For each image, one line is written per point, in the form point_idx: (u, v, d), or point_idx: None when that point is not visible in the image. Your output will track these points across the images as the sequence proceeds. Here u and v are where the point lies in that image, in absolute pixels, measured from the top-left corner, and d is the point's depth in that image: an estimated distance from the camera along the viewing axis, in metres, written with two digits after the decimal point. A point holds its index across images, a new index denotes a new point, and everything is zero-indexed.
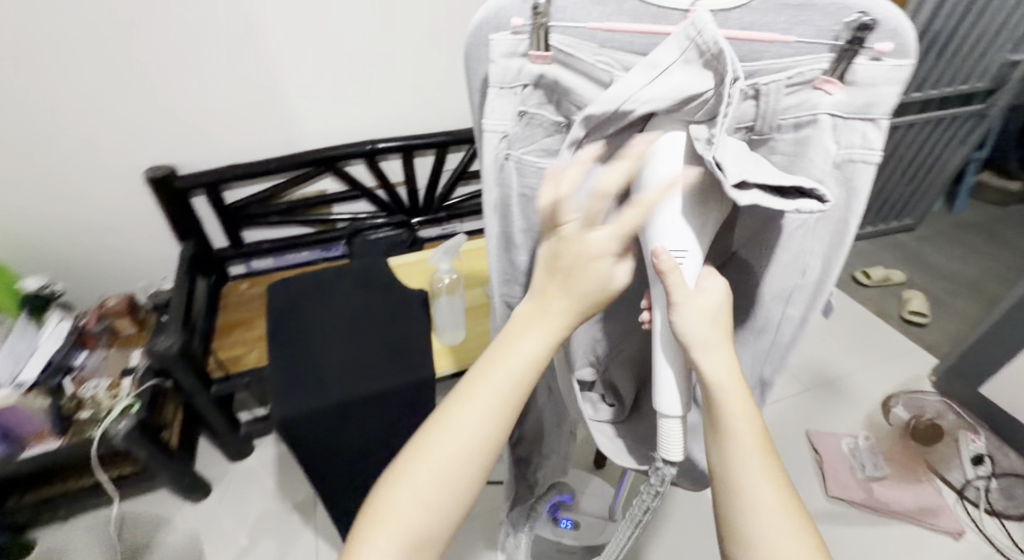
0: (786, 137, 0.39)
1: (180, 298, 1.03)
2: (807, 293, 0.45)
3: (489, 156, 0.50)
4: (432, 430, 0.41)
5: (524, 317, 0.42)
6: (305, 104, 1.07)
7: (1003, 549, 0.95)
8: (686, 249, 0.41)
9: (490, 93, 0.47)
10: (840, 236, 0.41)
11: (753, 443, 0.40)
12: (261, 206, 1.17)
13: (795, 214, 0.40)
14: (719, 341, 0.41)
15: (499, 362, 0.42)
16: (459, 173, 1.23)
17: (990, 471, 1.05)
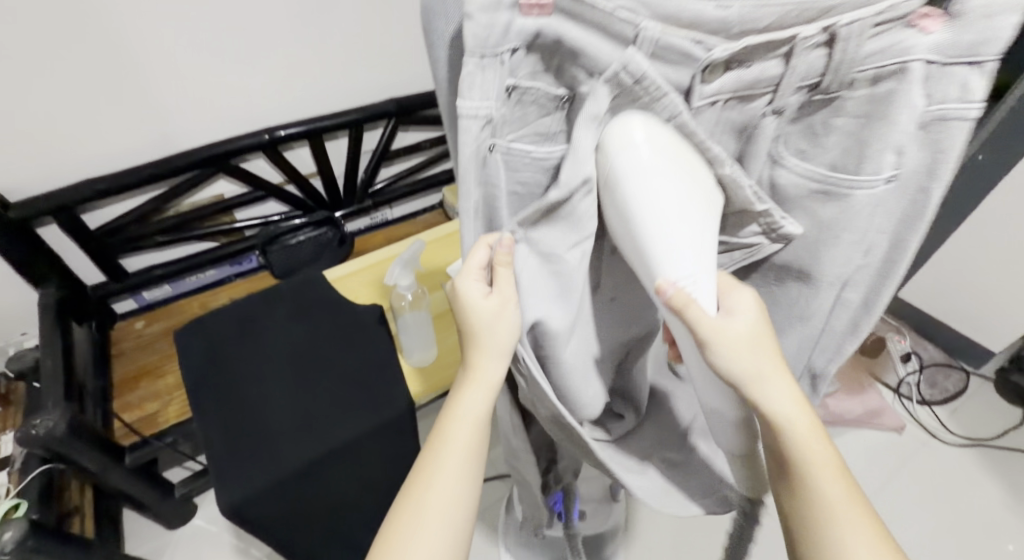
0: (861, 96, 0.33)
1: (57, 359, 0.82)
2: (870, 270, 0.42)
3: (469, 152, 0.33)
4: (410, 502, 0.42)
5: (474, 369, 0.43)
6: (176, 94, 0.86)
7: (934, 433, 1.13)
8: (694, 272, 0.35)
9: (464, 64, 0.29)
10: (917, 207, 0.37)
11: (836, 488, 0.38)
12: (137, 226, 0.96)
13: (868, 189, 0.36)
14: (772, 373, 0.37)
15: (449, 426, 0.43)
16: (381, 154, 1.08)
17: (919, 365, 1.22)
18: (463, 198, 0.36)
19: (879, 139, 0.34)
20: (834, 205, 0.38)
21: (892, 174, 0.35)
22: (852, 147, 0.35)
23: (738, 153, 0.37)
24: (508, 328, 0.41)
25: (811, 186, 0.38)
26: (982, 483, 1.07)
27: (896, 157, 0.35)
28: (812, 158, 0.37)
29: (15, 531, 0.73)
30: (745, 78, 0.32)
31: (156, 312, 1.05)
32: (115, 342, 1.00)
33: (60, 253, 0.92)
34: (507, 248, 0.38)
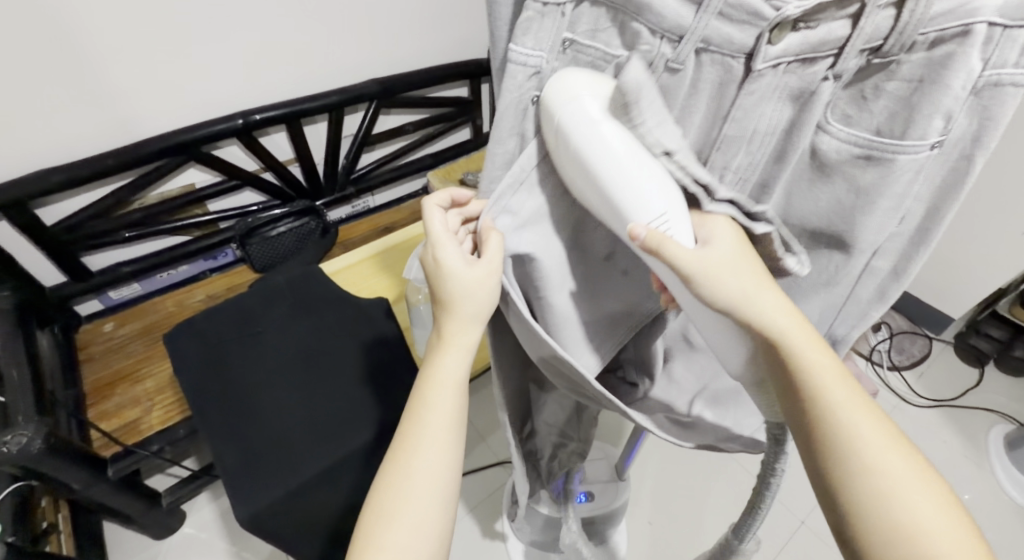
0: (917, 56, 0.30)
1: (22, 368, 0.75)
2: (903, 238, 0.39)
3: (512, 98, 0.36)
4: (395, 477, 0.40)
5: (448, 336, 0.42)
6: (139, 76, 0.80)
7: (905, 396, 1.20)
8: (665, 210, 0.33)
9: (526, 10, 0.34)
10: (958, 175, 0.35)
11: (842, 383, 0.35)
12: (101, 221, 0.88)
13: (911, 156, 0.33)
14: (757, 284, 0.35)
15: (430, 394, 0.41)
16: (363, 137, 1.04)
17: (888, 333, 1.29)
18: (495, 143, 0.38)
19: (931, 104, 0.31)
20: (875, 170, 0.34)
21: (938, 140, 0.32)
22: (901, 110, 0.32)
23: (789, 121, 0.35)
24: (490, 292, 0.39)
25: (853, 151, 0.34)
26: (945, 440, 1.14)
27: (945, 122, 0.31)
28: (857, 124, 0.34)
29: None
30: (811, 38, 0.31)
31: (126, 313, 0.98)
32: (82, 347, 0.93)
33: (15, 253, 0.85)
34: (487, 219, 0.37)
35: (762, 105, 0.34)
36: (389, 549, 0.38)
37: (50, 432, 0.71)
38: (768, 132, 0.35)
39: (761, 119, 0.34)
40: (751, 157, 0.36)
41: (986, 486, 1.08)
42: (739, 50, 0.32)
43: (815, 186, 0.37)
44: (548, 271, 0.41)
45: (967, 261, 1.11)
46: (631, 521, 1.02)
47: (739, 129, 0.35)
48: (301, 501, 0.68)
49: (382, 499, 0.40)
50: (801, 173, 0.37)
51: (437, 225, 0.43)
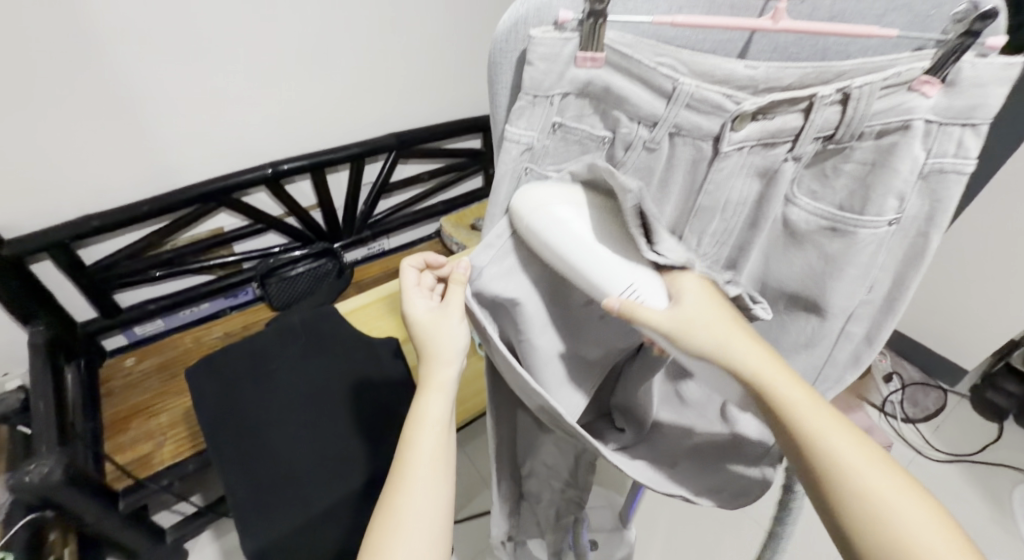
0: (866, 145, 0.36)
1: (47, 399, 0.78)
2: (874, 305, 0.43)
3: (507, 168, 0.41)
4: (384, 514, 0.42)
5: (427, 378, 0.46)
6: (181, 129, 0.87)
7: (921, 450, 1.18)
8: (630, 283, 0.37)
9: (519, 98, 0.38)
10: (917, 249, 0.40)
11: (819, 417, 0.36)
12: (134, 260, 0.94)
13: (871, 230, 0.38)
14: (726, 329, 0.37)
15: (416, 435, 0.44)
16: (380, 186, 1.10)
17: (900, 384, 1.28)
18: (491, 205, 0.43)
19: (884, 186, 0.36)
20: (840, 240, 0.39)
21: (895, 217, 0.37)
22: (858, 190, 0.38)
23: (758, 194, 0.40)
24: (453, 333, 0.46)
25: (820, 222, 0.39)
26: (965, 497, 1.11)
27: (899, 203, 0.37)
28: (823, 199, 0.39)
29: None
30: (769, 126, 0.36)
31: (148, 348, 1.02)
32: (104, 381, 0.96)
33: (52, 290, 0.90)
34: (465, 269, 0.42)
35: (733, 179, 0.38)
36: None
37: (69, 462, 0.73)
38: (740, 202, 0.40)
39: (732, 192, 0.39)
40: (728, 222, 0.41)
41: (1011, 547, 1.04)
42: (706, 134, 0.37)
43: (788, 251, 0.42)
44: (530, 320, 0.44)
45: (978, 311, 1.11)
46: None
47: (714, 200, 0.39)
48: (305, 538, 0.70)
49: (371, 542, 0.41)
50: (774, 240, 0.42)
51: (409, 283, 0.49)
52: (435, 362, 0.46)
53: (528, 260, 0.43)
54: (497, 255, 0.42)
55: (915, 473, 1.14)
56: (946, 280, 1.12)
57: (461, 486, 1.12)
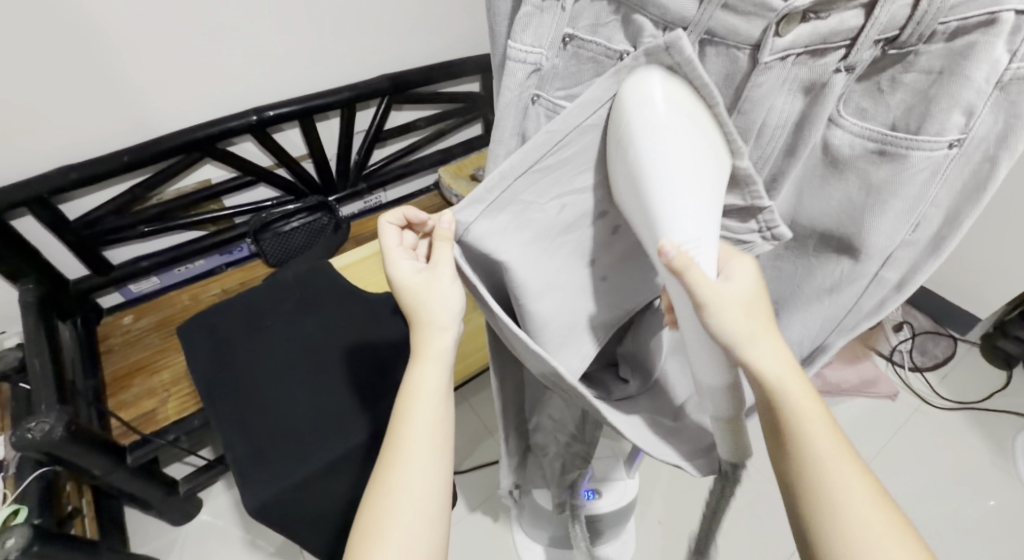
0: (933, 51, 0.31)
1: (43, 358, 0.78)
2: (917, 246, 0.40)
3: (512, 96, 0.37)
4: (378, 492, 0.41)
5: (421, 346, 0.43)
6: (155, 74, 0.81)
7: (926, 398, 1.17)
8: (698, 237, 0.33)
9: (526, 5, 0.35)
10: (981, 178, 0.35)
11: (840, 462, 0.36)
12: (119, 216, 0.91)
13: (926, 152, 0.34)
14: (762, 332, 0.36)
15: (409, 407, 0.42)
16: (374, 133, 1.04)
17: (910, 332, 1.26)
18: (496, 142, 0.40)
19: (949, 96, 0.32)
20: (888, 166, 0.35)
21: (957, 138, 0.33)
22: (916, 105, 0.33)
23: (801, 114, 0.35)
24: (445, 294, 0.42)
25: (866, 145, 0.35)
26: (969, 444, 1.11)
27: (965, 119, 0.32)
28: (873, 118, 0.35)
29: (18, 537, 0.70)
30: (823, 26, 0.31)
31: (144, 306, 1.00)
32: (102, 338, 0.95)
33: (39, 246, 0.88)
34: (448, 226, 0.37)
35: (772, 95, 0.34)
36: None
37: (71, 420, 0.73)
38: (778, 126, 0.36)
39: (771, 111, 0.35)
40: (764, 148, 0.37)
41: (1011, 492, 1.05)
42: (745, 41, 0.32)
43: (826, 183, 0.39)
44: (525, 281, 0.40)
45: (994, 258, 1.07)
46: (640, 521, 1.02)
47: (748, 122, 0.35)
48: (310, 491, 0.69)
49: (366, 518, 0.41)
50: (813, 168, 0.39)
51: (391, 242, 0.44)
52: (429, 330, 0.43)
53: (521, 218, 0.37)
54: (488, 210, 0.36)
55: (918, 420, 1.14)
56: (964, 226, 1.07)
57: (466, 439, 1.13)
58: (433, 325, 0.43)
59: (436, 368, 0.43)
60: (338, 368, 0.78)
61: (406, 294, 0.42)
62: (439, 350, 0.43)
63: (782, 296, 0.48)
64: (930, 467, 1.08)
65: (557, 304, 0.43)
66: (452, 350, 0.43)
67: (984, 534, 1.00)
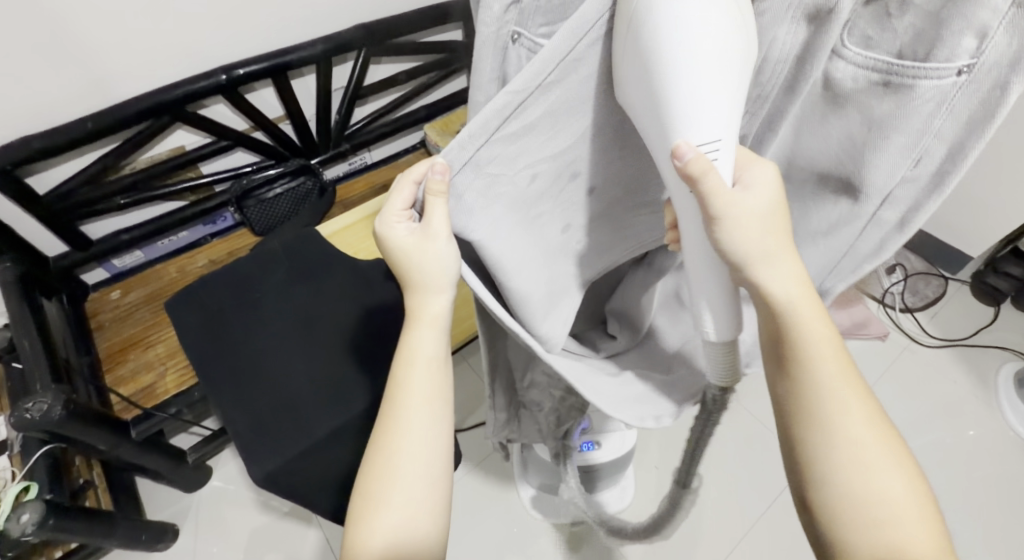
0: None
1: (32, 338, 0.75)
2: (917, 183, 0.36)
3: (488, 33, 0.33)
4: (377, 457, 0.41)
5: (417, 309, 0.41)
6: (110, 32, 0.75)
7: (915, 338, 1.19)
8: (717, 138, 0.31)
9: None
10: (989, 108, 0.31)
11: (846, 386, 0.36)
12: (91, 188, 0.86)
13: (932, 80, 0.31)
14: (776, 250, 0.35)
15: (406, 372, 0.41)
16: (354, 90, 0.99)
17: (902, 275, 1.27)
18: (474, 88, 0.36)
19: (962, 17, 0.28)
20: (893, 99, 0.33)
21: (967, 64, 0.30)
22: (925, 29, 0.30)
23: (804, 45, 0.33)
24: (444, 260, 0.37)
25: (870, 77, 0.33)
26: (954, 379, 1.15)
27: (977, 42, 0.29)
28: (877, 46, 0.32)
29: (32, 512, 0.71)
30: None
31: (131, 280, 0.99)
32: (93, 315, 0.94)
33: (11, 224, 0.84)
34: (442, 176, 0.31)
35: None
36: (379, 531, 0.40)
37: (69, 399, 0.71)
38: (781, 59, 0.34)
39: (773, 43, 0.33)
40: (763, 90, 0.34)
41: (991, 423, 1.09)
42: None
43: (827, 119, 0.37)
44: (502, 257, 0.36)
45: (990, 197, 1.06)
46: (638, 467, 1.07)
47: (751, 54, 0.34)
48: (313, 460, 0.70)
49: (365, 485, 0.41)
50: (812, 105, 0.37)
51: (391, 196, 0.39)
52: (425, 293, 0.40)
53: (489, 192, 0.33)
54: (466, 172, 0.32)
55: (905, 361, 1.18)
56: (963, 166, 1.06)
57: (467, 398, 1.15)
58: (429, 291, 0.39)
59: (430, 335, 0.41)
60: (331, 334, 0.77)
61: (401, 251, 0.37)
62: (434, 315, 0.41)
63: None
64: (915, 403, 1.12)
65: (537, 274, 0.40)
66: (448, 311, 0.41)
67: (964, 464, 1.05)
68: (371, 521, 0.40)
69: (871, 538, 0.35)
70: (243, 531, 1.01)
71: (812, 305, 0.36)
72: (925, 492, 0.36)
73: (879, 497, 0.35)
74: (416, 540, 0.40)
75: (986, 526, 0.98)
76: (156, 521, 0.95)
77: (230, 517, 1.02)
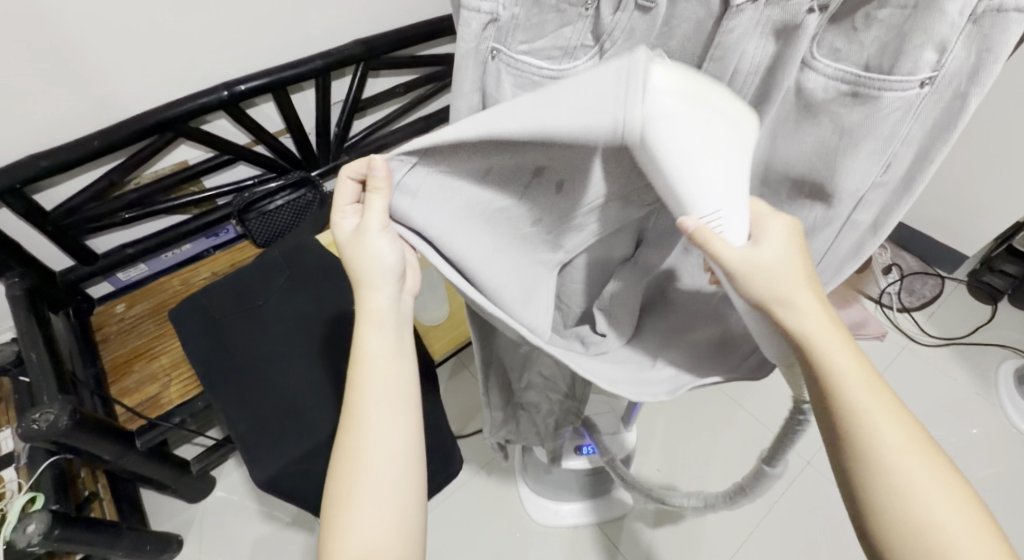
0: None
1: (38, 350, 0.77)
2: (888, 187, 0.38)
3: (468, 48, 0.37)
4: (347, 457, 0.42)
5: (361, 305, 0.43)
6: (115, 52, 0.77)
7: (913, 337, 1.20)
8: (717, 210, 0.31)
9: None
10: (951, 115, 0.33)
11: (888, 420, 0.36)
12: (96, 204, 0.88)
13: (899, 91, 0.32)
14: (798, 291, 0.35)
15: (361, 368, 0.42)
16: (352, 103, 1.01)
17: (898, 274, 1.27)
18: (456, 94, 0.39)
19: (923, 31, 0.31)
20: (861, 108, 0.34)
21: (929, 75, 0.32)
22: (890, 42, 0.32)
23: (773, 57, 0.34)
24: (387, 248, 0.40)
25: (840, 87, 0.34)
26: (954, 378, 1.15)
27: (938, 55, 0.31)
28: (846, 59, 0.34)
29: (38, 523, 0.72)
30: None
31: (135, 293, 1.00)
32: (97, 329, 0.95)
33: (18, 239, 0.86)
34: (382, 171, 0.34)
35: (742, 43, 0.33)
36: (349, 531, 0.40)
37: (75, 409, 0.73)
38: (751, 71, 0.34)
39: (743, 57, 0.33)
40: (736, 98, 0.36)
41: (993, 421, 1.09)
42: None
43: (801, 128, 0.38)
44: (467, 255, 0.37)
45: (980, 195, 1.07)
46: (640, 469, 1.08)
47: (720, 68, 0.34)
48: (315, 465, 0.71)
49: (336, 486, 0.42)
50: (787, 114, 0.38)
51: (339, 197, 0.41)
52: (368, 290, 0.41)
53: (443, 187, 0.35)
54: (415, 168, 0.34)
55: (905, 360, 1.18)
56: (951, 165, 1.08)
57: (468, 403, 1.16)
58: (373, 285, 0.41)
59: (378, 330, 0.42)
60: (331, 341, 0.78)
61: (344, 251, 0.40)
62: (379, 308, 0.42)
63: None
64: (915, 402, 1.12)
65: (506, 268, 0.40)
66: (388, 308, 0.42)
67: (967, 461, 1.05)
68: (342, 520, 0.41)
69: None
70: (247, 541, 1.01)
71: (841, 341, 0.36)
72: (979, 510, 0.36)
73: (940, 529, 0.35)
74: (387, 540, 0.41)
75: (992, 524, 0.98)
76: (160, 531, 0.95)
77: (234, 527, 1.03)
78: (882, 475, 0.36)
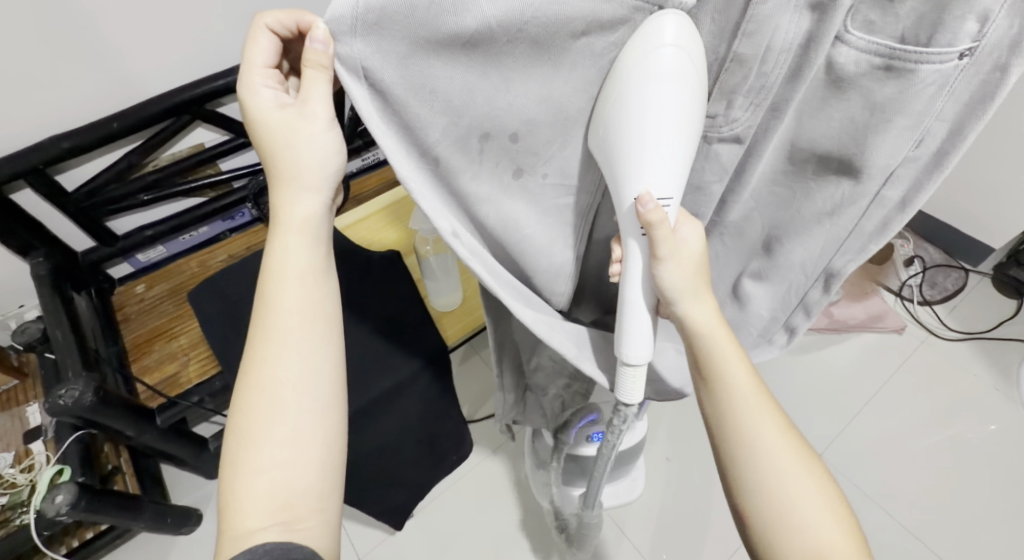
0: None
1: (61, 327, 0.79)
2: (919, 162, 0.39)
3: None
4: (249, 393, 0.38)
5: (281, 211, 0.38)
6: (130, 33, 0.77)
7: (934, 331, 1.17)
8: (670, 196, 0.36)
9: None
10: (989, 88, 0.33)
11: (764, 417, 0.43)
12: (116, 185, 0.89)
13: (936, 64, 0.32)
14: (700, 291, 0.42)
15: (278, 292, 0.38)
16: None
17: (920, 267, 1.25)
18: None
19: (965, 2, 0.30)
20: (896, 82, 0.34)
21: (969, 47, 0.31)
22: (929, 15, 0.31)
23: (807, 33, 0.33)
24: (318, 151, 0.37)
25: (873, 61, 0.33)
26: (973, 373, 1.13)
27: (979, 25, 0.31)
28: (880, 31, 0.32)
29: (66, 493, 0.74)
30: None
31: (156, 274, 1.02)
32: (119, 308, 0.97)
33: (41, 220, 0.87)
34: (323, 46, 0.29)
35: (778, 14, 0.31)
36: (262, 470, 0.37)
37: (99, 385, 0.74)
38: (783, 49, 0.33)
39: (776, 32, 0.32)
40: (762, 82, 0.35)
41: (1013, 417, 1.07)
42: None
43: (827, 105, 0.37)
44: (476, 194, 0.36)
45: (1006, 185, 1.04)
46: (648, 458, 1.09)
47: (753, 45, 0.33)
48: None
49: (241, 424, 0.38)
50: (814, 91, 0.37)
51: (258, 57, 0.35)
52: (281, 201, 0.38)
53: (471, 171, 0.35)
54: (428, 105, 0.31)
55: (922, 353, 1.16)
56: (976, 153, 1.04)
57: (477, 390, 1.17)
58: (294, 180, 0.37)
59: (290, 258, 0.38)
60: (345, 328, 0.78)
61: (263, 126, 0.36)
62: (304, 241, 0.38)
63: (784, 224, 0.49)
64: (933, 397, 1.11)
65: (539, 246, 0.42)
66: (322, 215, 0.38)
67: (982, 458, 1.03)
68: (247, 462, 0.37)
69: (792, 540, 0.41)
70: None
71: (728, 345, 0.43)
72: (840, 505, 0.42)
73: (800, 516, 0.41)
74: (306, 480, 0.37)
75: (1009, 521, 0.97)
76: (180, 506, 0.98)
77: None
78: (750, 458, 0.43)
